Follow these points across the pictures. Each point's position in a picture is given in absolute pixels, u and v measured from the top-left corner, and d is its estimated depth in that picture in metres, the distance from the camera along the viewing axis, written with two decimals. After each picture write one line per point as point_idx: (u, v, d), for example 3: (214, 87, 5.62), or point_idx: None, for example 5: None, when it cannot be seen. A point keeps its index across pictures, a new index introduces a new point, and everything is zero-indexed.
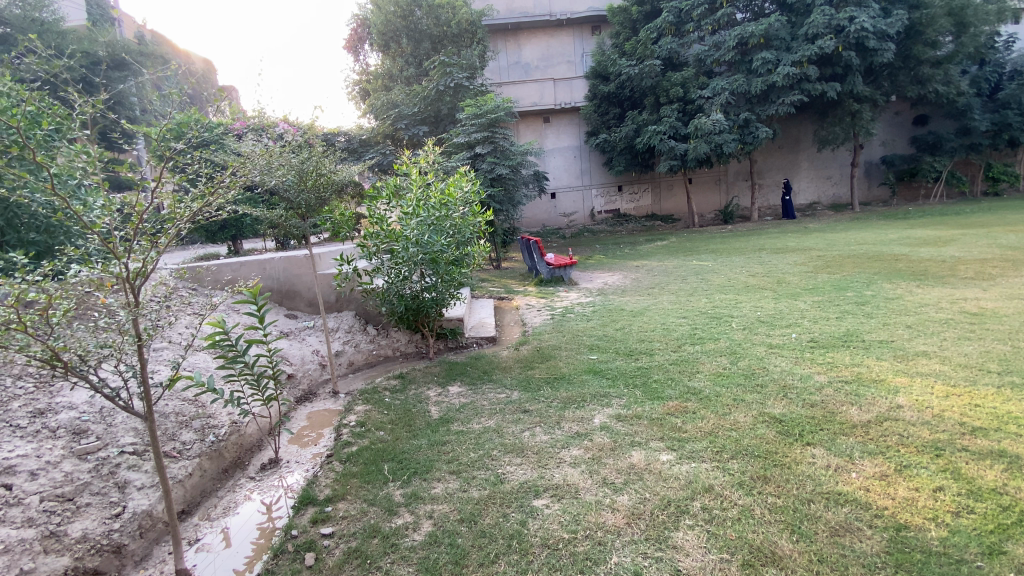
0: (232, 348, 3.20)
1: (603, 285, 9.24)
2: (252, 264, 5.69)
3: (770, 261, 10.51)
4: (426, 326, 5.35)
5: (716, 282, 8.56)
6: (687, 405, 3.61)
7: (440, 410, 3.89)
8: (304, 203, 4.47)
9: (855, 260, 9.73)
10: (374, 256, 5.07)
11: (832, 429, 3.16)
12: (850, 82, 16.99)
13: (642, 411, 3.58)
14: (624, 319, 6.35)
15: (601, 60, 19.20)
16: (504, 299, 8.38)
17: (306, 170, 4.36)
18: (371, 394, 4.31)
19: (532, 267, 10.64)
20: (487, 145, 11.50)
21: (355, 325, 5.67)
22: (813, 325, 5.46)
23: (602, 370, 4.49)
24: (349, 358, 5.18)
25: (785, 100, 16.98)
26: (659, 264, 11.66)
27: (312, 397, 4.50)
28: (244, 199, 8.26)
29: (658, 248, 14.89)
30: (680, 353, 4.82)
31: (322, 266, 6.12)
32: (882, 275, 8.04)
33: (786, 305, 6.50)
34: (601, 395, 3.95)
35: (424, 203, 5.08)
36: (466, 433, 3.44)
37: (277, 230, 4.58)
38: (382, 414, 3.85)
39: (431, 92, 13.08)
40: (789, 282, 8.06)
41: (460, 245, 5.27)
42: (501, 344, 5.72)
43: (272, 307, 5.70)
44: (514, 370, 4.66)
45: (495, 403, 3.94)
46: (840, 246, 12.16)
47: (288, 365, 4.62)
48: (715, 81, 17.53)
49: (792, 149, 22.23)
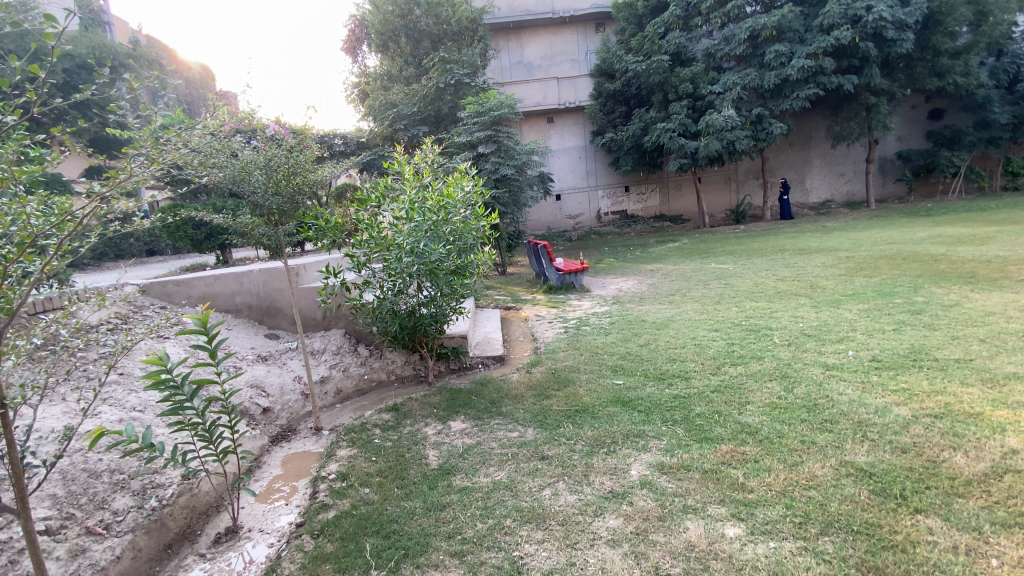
0: (175, 390, 2.51)
1: (617, 292, 8.55)
2: (228, 278, 5.09)
3: (797, 263, 9.77)
4: (424, 346, 4.68)
5: (743, 288, 7.84)
6: (746, 450, 2.92)
7: (439, 457, 3.19)
8: (276, 207, 3.78)
9: (890, 261, 9.01)
10: (363, 267, 4.39)
11: (941, 487, 2.49)
12: (867, 74, 16.22)
13: (690, 459, 2.88)
14: (648, 333, 5.64)
15: (606, 58, 18.53)
16: (511, 309, 7.71)
17: (274, 168, 3.68)
18: (358, 433, 3.61)
19: (540, 273, 9.95)
20: (490, 144, 10.84)
21: (343, 346, 5.00)
22: (870, 340, 4.74)
23: (632, 401, 3.77)
24: (336, 386, 4.50)
25: (800, 94, 16.22)
26: (675, 267, 10.94)
27: (291, 435, 3.84)
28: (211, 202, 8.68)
29: (671, 250, 14.20)
30: (721, 377, 4.10)
31: (307, 280, 5.47)
32: (928, 278, 7.30)
33: (829, 315, 5.77)
34: (636, 432, 3.27)
35: (419, 205, 4.38)
36: (471, 491, 2.76)
37: (244, 240, 3.88)
38: (369, 462, 3.17)
39: (430, 91, 12.36)
40: (824, 287, 7.34)
41: (462, 253, 4.59)
42: (509, 364, 5.04)
43: (250, 327, 5.05)
44: (528, 400, 3.95)
45: (507, 445, 3.25)
46: (867, 245, 11.44)
47: (263, 399, 3.99)
48: (725, 76, 16.84)
49: (805, 146, 21.47)
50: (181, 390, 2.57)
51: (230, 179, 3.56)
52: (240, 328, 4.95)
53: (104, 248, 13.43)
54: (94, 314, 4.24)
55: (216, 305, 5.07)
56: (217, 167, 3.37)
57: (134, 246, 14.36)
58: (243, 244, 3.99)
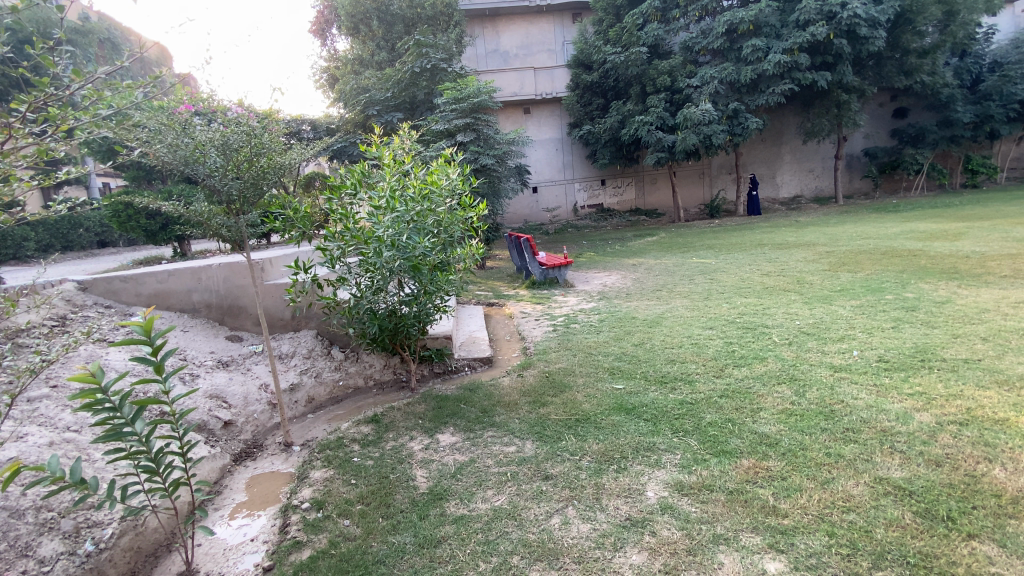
0: (110, 415, 2.05)
1: (602, 287, 8.31)
2: (184, 273, 4.59)
3: (779, 258, 9.72)
4: (406, 348, 4.29)
5: (730, 283, 7.70)
6: (771, 465, 2.67)
7: (428, 479, 2.82)
8: (237, 194, 3.29)
9: (870, 256, 9.05)
10: (338, 262, 3.97)
11: (988, 506, 2.28)
12: (840, 71, 16.40)
13: (710, 477, 2.60)
14: (641, 331, 5.37)
15: (583, 48, 18.22)
16: (494, 305, 7.35)
17: (232, 148, 3.19)
18: (334, 451, 3.21)
19: (522, 267, 9.60)
20: (469, 133, 10.42)
21: (315, 349, 4.55)
22: (871, 338, 4.58)
23: (636, 408, 3.47)
24: (308, 394, 4.08)
25: (776, 89, 16.27)
26: (657, 261, 10.78)
27: (257, 453, 3.42)
28: (165, 190, 8.02)
29: (650, 243, 14.08)
30: (727, 380, 3.85)
31: (273, 276, 4.97)
32: (912, 273, 7.30)
33: (824, 311, 5.63)
34: (647, 445, 2.97)
35: (400, 194, 3.97)
36: (469, 521, 2.42)
37: (200, 231, 3.36)
38: (348, 485, 2.79)
39: (405, 75, 11.76)
40: (812, 282, 7.24)
41: (447, 247, 4.19)
42: (497, 366, 4.70)
43: (209, 328, 4.55)
44: (522, 409, 3.61)
45: (504, 463, 2.91)
46: (843, 240, 11.54)
47: (224, 411, 3.55)
48: (703, 69, 16.77)
49: (777, 141, 21.72)
50: (122, 412, 2.13)
51: (181, 159, 3.09)
52: (198, 329, 4.45)
53: (50, 238, 12.48)
54: (27, 314, 3.72)
55: (170, 303, 4.57)
56: (162, 144, 2.97)
57: (84, 236, 13.41)
58: (198, 235, 3.48)
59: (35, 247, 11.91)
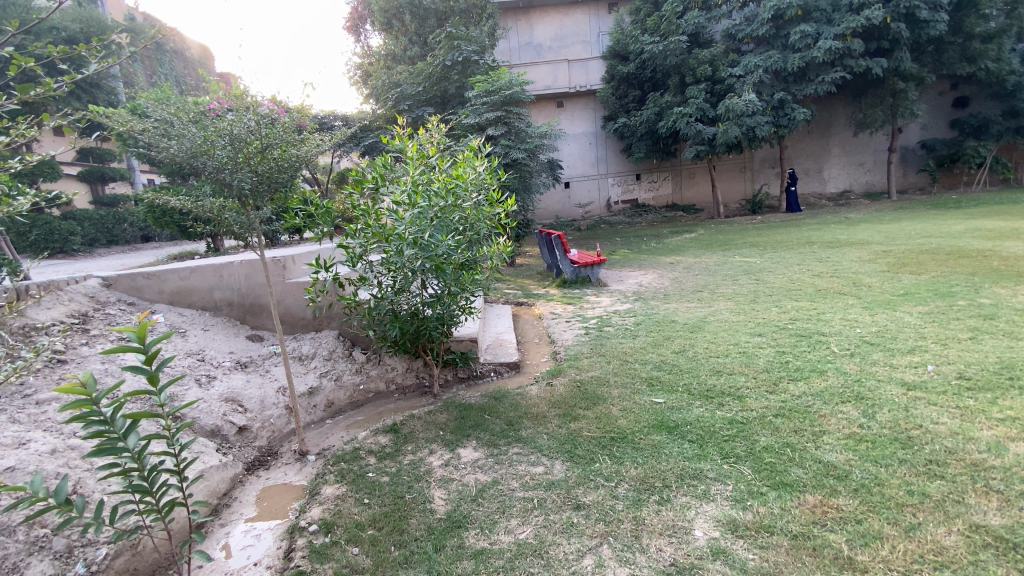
0: (96, 433, 1.84)
1: (638, 287, 7.90)
2: (205, 270, 4.48)
3: (831, 257, 9.06)
4: (429, 352, 4.07)
5: (778, 285, 7.17)
6: (841, 504, 2.31)
7: (447, 502, 2.56)
8: (249, 188, 3.06)
9: (934, 256, 8.32)
10: (358, 260, 3.74)
11: None
12: (897, 58, 15.32)
13: (768, 517, 2.26)
14: (681, 337, 4.98)
15: (620, 39, 17.63)
16: (523, 305, 7.07)
17: (242, 140, 2.96)
18: (349, 464, 2.99)
19: (553, 265, 9.26)
20: (500, 126, 10.14)
21: (337, 350, 4.37)
22: (947, 351, 4.06)
23: (679, 427, 3.12)
24: (327, 397, 3.90)
25: (825, 78, 15.33)
26: (696, 260, 10.25)
27: (270, 461, 3.25)
28: None
29: (688, 241, 13.49)
30: (781, 397, 3.45)
31: (295, 274, 4.82)
32: (983, 276, 6.61)
33: (887, 318, 5.10)
34: (693, 473, 2.64)
35: (424, 187, 3.71)
36: (489, 556, 2.15)
37: (212, 228, 3.18)
38: (362, 504, 2.57)
39: (436, 69, 11.57)
40: (870, 285, 6.65)
41: (472, 245, 3.91)
42: (525, 372, 4.41)
43: (230, 327, 4.44)
44: (551, 422, 3.31)
45: (530, 486, 2.62)
46: (901, 238, 10.71)
47: (239, 416, 3.41)
48: (746, 58, 15.98)
49: (825, 133, 20.58)
50: (113, 425, 1.93)
51: (188, 151, 2.88)
52: (219, 329, 4.34)
53: (96, 233, 12.87)
54: (47, 312, 3.65)
55: (192, 301, 4.49)
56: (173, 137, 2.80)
57: (128, 230, 13.82)
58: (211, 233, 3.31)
59: (82, 241, 12.26)
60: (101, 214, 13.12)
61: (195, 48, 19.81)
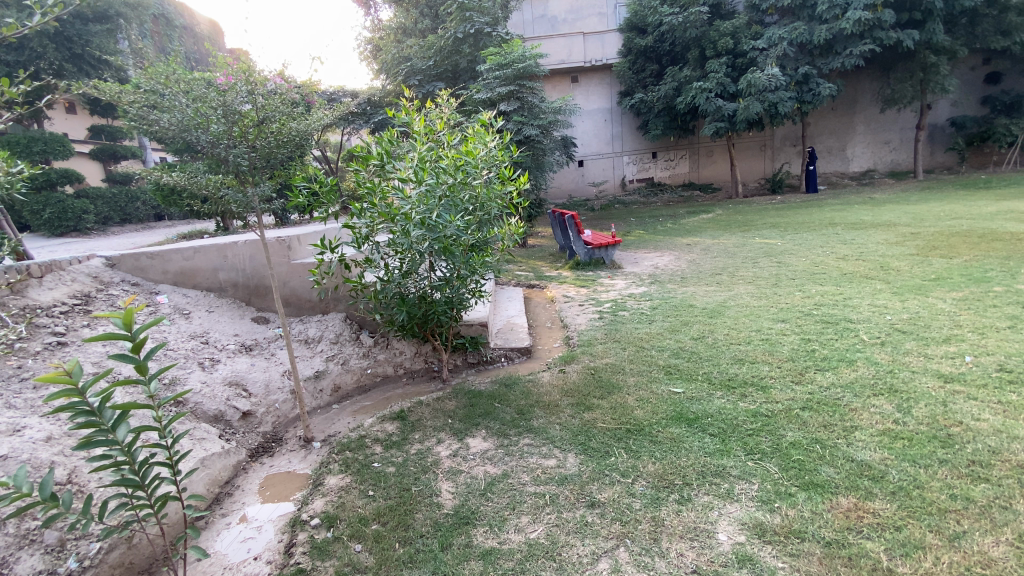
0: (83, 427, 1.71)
1: (653, 269, 7.68)
2: (209, 250, 4.39)
3: (855, 240, 8.73)
4: (438, 336, 3.94)
5: (800, 268, 6.90)
6: (878, 509, 2.14)
7: (454, 495, 2.44)
8: (247, 165, 2.92)
9: (964, 239, 7.96)
10: (364, 241, 3.58)
11: None
12: (931, 29, 14.52)
13: (799, 521, 2.10)
14: (699, 322, 4.79)
15: (638, 10, 16.95)
16: (535, 287, 6.89)
17: (236, 112, 2.81)
18: (353, 453, 2.88)
19: (566, 246, 9.03)
20: (512, 102, 9.85)
21: (343, 333, 4.26)
22: (985, 341, 3.82)
23: (699, 419, 2.96)
24: (333, 382, 3.80)
25: (853, 51, 14.62)
26: (714, 241, 9.96)
27: (275, 447, 3.16)
28: None
29: (706, 221, 13.13)
30: (809, 389, 3.26)
31: (301, 255, 4.70)
32: (1019, 260, 6.27)
33: (918, 304, 4.85)
34: (715, 470, 2.48)
35: (432, 164, 3.53)
36: (498, 558, 2.02)
37: (209, 207, 3.05)
38: (367, 497, 2.46)
39: (447, 42, 11.21)
40: (898, 269, 6.34)
41: (483, 226, 3.73)
42: (536, 357, 4.27)
43: (235, 309, 4.35)
44: (564, 412, 3.17)
45: (542, 481, 2.49)
46: (929, 220, 10.30)
47: (243, 401, 3.32)
48: (770, 30, 15.29)
49: (849, 109, 19.80)
50: (100, 417, 1.81)
51: (180, 125, 2.73)
52: (224, 310, 4.26)
53: (109, 211, 12.89)
54: (48, 292, 3.56)
55: (197, 282, 4.39)
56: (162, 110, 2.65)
57: (141, 209, 13.88)
58: (209, 213, 3.18)
59: (95, 220, 12.28)
60: (113, 192, 13.13)
61: (204, 23, 19.57)
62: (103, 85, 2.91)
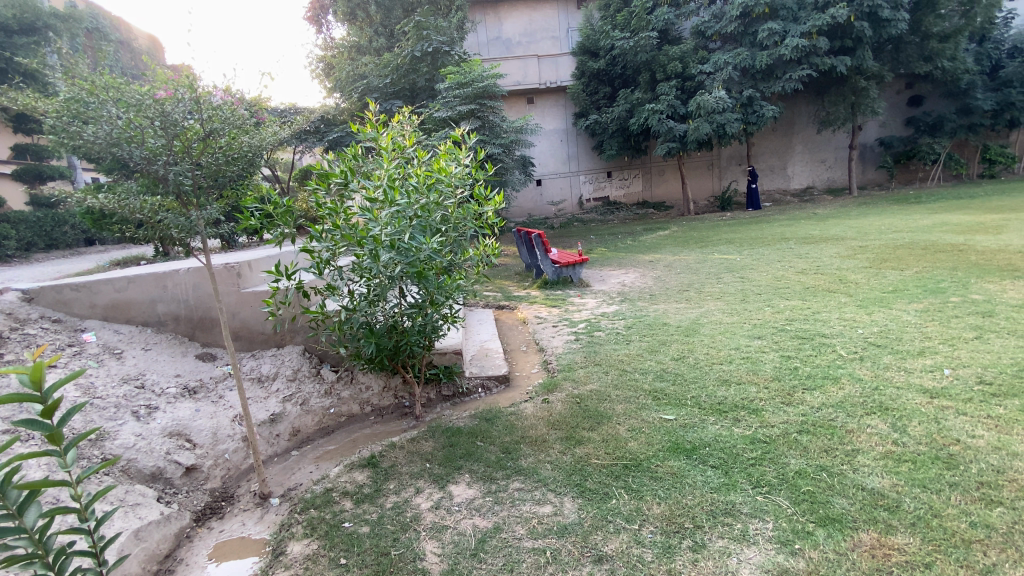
0: None
1: (622, 287, 7.62)
2: (145, 280, 3.91)
3: (811, 254, 9.01)
4: (410, 368, 3.62)
5: (765, 283, 7.00)
6: (902, 543, 2.01)
7: (442, 558, 2.13)
8: (190, 184, 2.57)
9: (911, 251, 8.34)
10: (325, 266, 3.25)
11: None
12: (860, 56, 15.55)
13: (824, 565, 1.94)
14: (678, 342, 4.68)
15: (590, 34, 17.33)
16: (505, 308, 6.67)
17: (177, 124, 2.46)
18: (319, 511, 2.51)
19: (532, 264, 8.88)
20: (473, 121, 9.71)
21: (302, 369, 3.87)
22: (958, 352, 3.88)
23: (698, 450, 2.78)
24: (292, 425, 3.41)
25: (793, 76, 15.46)
26: (676, 257, 10.07)
27: (226, 506, 2.75)
28: None
29: (665, 238, 13.36)
30: (802, 411, 3.14)
31: (252, 282, 4.29)
32: (966, 271, 6.57)
33: (886, 317, 4.93)
34: (725, 508, 2.29)
35: (401, 183, 3.26)
36: None
37: (145, 232, 2.66)
38: (339, 567, 2.12)
39: (404, 60, 10.96)
40: (857, 282, 6.52)
41: (456, 247, 3.48)
42: (514, 386, 4.02)
43: (177, 345, 3.89)
44: (552, 449, 2.91)
45: (539, 534, 2.22)
46: (873, 233, 10.82)
47: (186, 454, 2.88)
48: (716, 55, 15.97)
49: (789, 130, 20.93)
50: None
51: (107, 139, 2.36)
52: (163, 348, 3.79)
53: (33, 237, 11.75)
54: None
55: (131, 316, 3.91)
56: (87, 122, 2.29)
57: (69, 234, 12.76)
58: (144, 240, 2.79)
59: (16, 246, 11.16)
60: (38, 216, 12.03)
61: (143, 39, 18.56)
62: (17, 95, 2.52)
